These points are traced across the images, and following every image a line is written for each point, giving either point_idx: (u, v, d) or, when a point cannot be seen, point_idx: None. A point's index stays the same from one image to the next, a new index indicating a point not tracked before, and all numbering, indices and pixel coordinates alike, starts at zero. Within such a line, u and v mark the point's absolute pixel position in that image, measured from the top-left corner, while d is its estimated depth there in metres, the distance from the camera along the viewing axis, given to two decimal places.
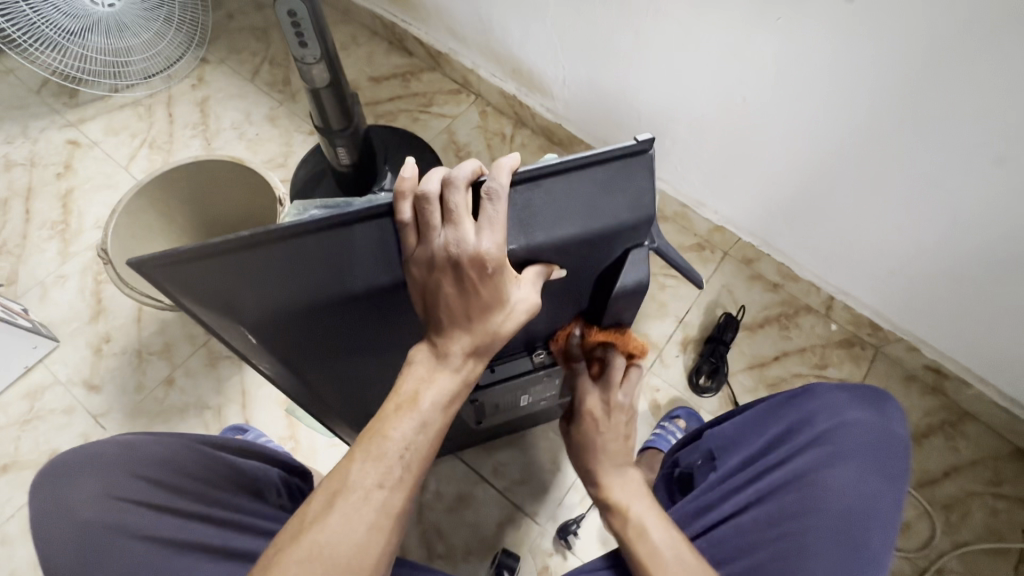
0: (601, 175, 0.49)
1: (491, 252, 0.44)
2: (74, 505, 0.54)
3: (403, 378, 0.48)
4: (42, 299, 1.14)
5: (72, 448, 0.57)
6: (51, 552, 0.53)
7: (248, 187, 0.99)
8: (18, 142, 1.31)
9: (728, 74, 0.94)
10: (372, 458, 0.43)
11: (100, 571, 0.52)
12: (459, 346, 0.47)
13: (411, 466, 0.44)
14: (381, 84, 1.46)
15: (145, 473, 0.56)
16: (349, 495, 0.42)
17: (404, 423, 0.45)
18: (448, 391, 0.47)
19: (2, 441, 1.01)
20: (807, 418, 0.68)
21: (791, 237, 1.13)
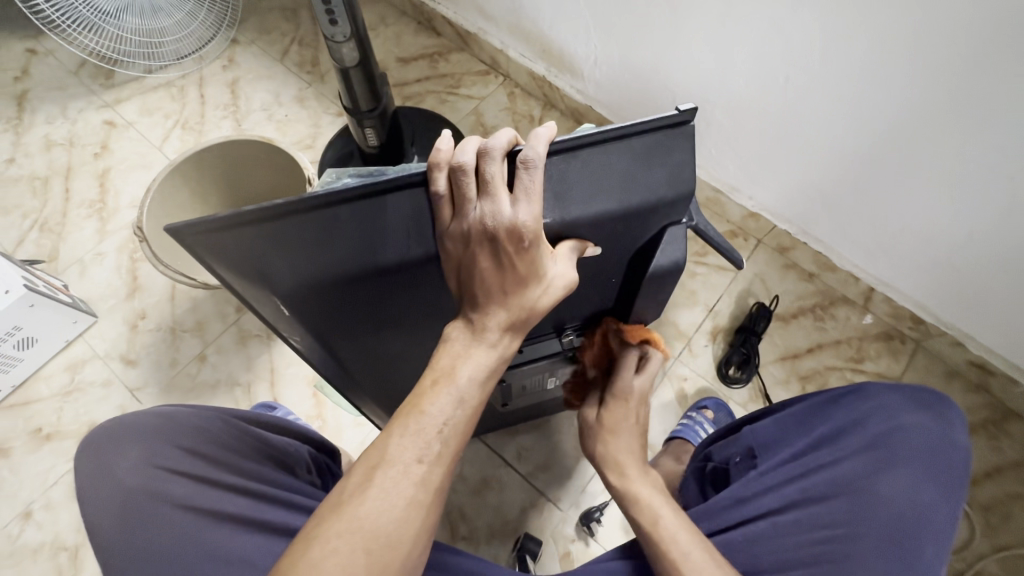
0: (640, 147, 0.46)
1: (528, 226, 0.43)
2: (119, 472, 0.56)
3: (439, 355, 0.47)
4: (81, 275, 1.17)
5: (119, 417, 0.60)
6: (95, 516, 0.55)
7: (278, 169, 1.00)
8: (58, 122, 1.34)
9: (770, 52, 0.89)
10: (411, 432, 0.43)
11: (140, 536, 0.54)
12: (494, 322, 0.46)
13: (450, 441, 0.43)
14: (409, 65, 1.45)
15: (182, 443, 0.58)
16: (389, 469, 0.41)
17: (442, 399, 0.44)
18: (485, 366, 0.46)
19: (44, 412, 1.05)
20: (857, 419, 0.66)
21: (831, 225, 1.09)
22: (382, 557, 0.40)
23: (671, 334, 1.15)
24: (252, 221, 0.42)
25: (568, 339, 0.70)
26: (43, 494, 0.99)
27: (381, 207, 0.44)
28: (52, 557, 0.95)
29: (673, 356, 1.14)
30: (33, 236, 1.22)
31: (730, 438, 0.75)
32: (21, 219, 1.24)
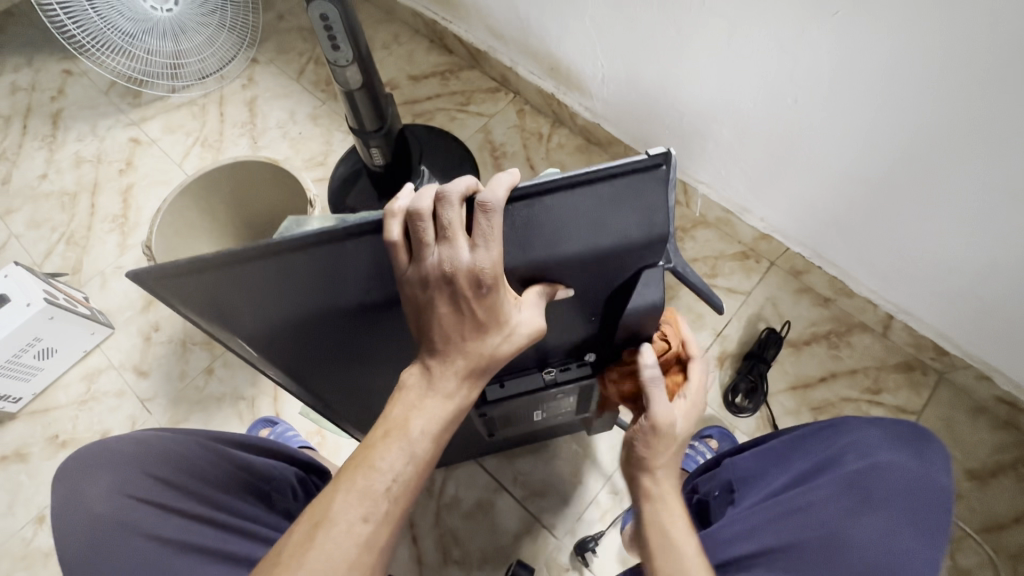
0: (609, 191, 0.45)
1: (488, 270, 0.43)
2: (92, 499, 0.58)
3: (393, 403, 0.47)
4: (102, 287, 1.22)
5: (96, 444, 0.62)
6: (66, 542, 0.57)
7: (283, 189, 1.02)
8: (88, 140, 1.41)
9: (778, 74, 0.87)
10: (356, 490, 0.43)
11: (107, 565, 0.56)
12: (451, 371, 0.47)
13: (398, 499, 0.44)
14: (420, 83, 1.47)
15: (155, 472, 0.60)
16: (331, 527, 0.42)
17: (393, 453, 0.45)
18: (439, 419, 0.47)
19: (62, 419, 1.10)
20: (834, 456, 0.63)
21: (845, 249, 1.04)
22: None
23: None
24: (212, 265, 0.43)
25: (551, 373, 0.69)
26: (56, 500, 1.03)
27: (340, 251, 0.44)
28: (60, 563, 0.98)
29: None
30: (60, 249, 1.27)
31: (711, 471, 0.74)
32: (50, 232, 1.30)
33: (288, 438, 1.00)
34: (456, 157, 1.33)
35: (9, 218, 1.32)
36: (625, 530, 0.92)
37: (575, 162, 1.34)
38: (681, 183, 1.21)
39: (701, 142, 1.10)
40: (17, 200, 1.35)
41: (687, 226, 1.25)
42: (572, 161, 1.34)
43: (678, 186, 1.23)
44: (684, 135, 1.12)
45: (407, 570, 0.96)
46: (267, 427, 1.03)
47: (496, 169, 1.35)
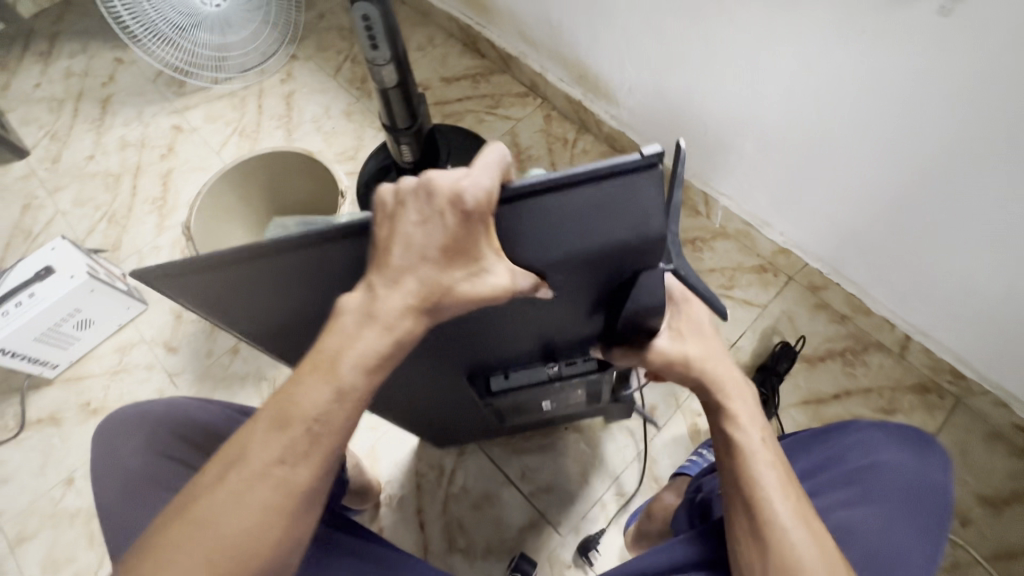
0: (598, 194, 0.46)
1: (475, 183, 0.44)
2: (125, 455, 0.64)
3: (327, 337, 0.46)
4: (139, 265, 1.28)
5: (133, 407, 0.68)
6: (101, 492, 0.63)
7: (313, 179, 1.06)
8: (134, 125, 1.48)
9: (803, 90, 0.88)
10: (275, 431, 0.45)
11: (132, 514, 0.60)
12: (401, 306, 0.45)
13: (317, 439, 0.46)
14: (452, 85, 1.51)
15: (180, 432, 0.65)
16: (248, 465, 0.45)
17: (315, 394, 0.45)
18: (362, 367, 0.46)
19: (94, 387, 1.15)
20: (839, 455, 0.67)
21: (864, 267, 1.05)
22: (234, 556, 0.44)
23: None
24: (198, 267, 0.47)
25: (556, 368, 0.72)
26: (84, 464, 1.07)
27: (321, 253, 0.48)
28: (85, 524, 1.02)
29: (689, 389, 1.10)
30: (102, 227, 1.34)
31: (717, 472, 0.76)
32: (93, 211, 1.37)
33: None
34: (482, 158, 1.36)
35: (56, 195, 1.39)
36: (628, 531, 0.95)
37: None
38: (702, 194, 1.23)
39: (724, 155, 1.11)
40: (65, 179, 1.42)
41: (706, 237, 1.26)
42: None
43: (699, 196, 1.24)
44: (707, 146, 1.13)
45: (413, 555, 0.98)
46: None
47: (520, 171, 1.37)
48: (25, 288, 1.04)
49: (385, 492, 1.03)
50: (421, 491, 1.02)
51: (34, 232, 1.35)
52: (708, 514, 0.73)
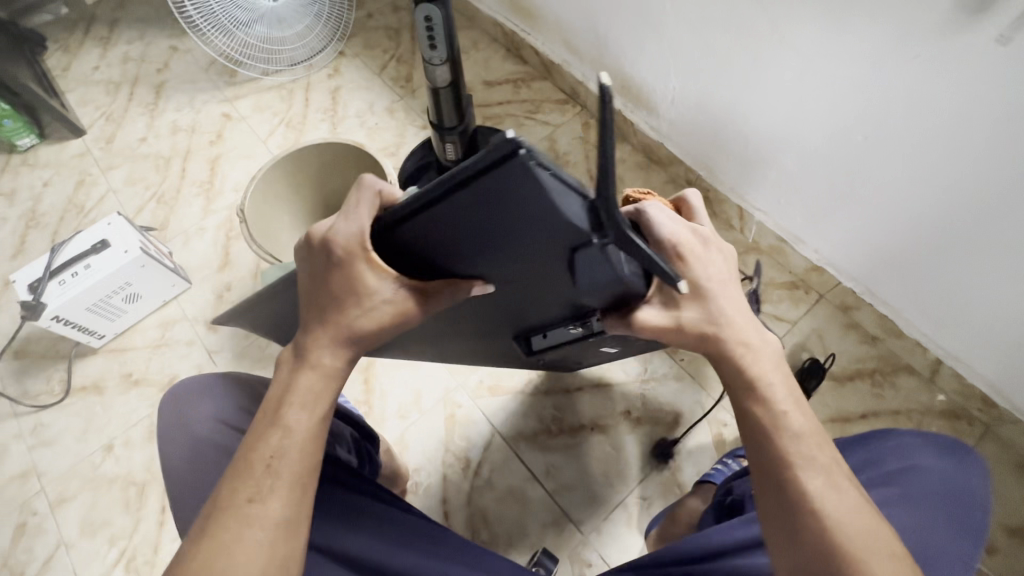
0: (477, 194, 0.45)
1: (338, 240, 0.53)
2: (193, 426, 0.67)
3: (270, 392, 0.56)
4: (184, 245, 1.32)
5: (193, 379, 0.72)
6: (167, 459, 0.67)
7: (363, 171, 1.11)
8: (185, 111, 1.54)
9: (851, 110, 0.90)
10: (239, 477, 0.52)
11: (202, 479, 0.64)
12: (326, 352, 0.56)
13: (278, 470, 0.52)
14: (493, 88, 1.54)
15: (242, 405, 0.69)
16: (222, 518, 0.50)
17: (272, 437, 0.54)
18: (302, 405, 0.55)
19: (136, 359, 1.19)
20: (876, 460, 0.69)
21: (898, 288, 1.05)
22: None
23: None
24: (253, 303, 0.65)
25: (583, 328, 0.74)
26: (124, 432, 1.11)
27: None
28: (122, 490, 1.06)
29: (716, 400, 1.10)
30: (151, 206, 1.39)
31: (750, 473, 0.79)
32: (143, 190, 1.42)
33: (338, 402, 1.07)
34: None
35: (109, 173, 1.45)
36: (649, 534, 0.96)
37: (634, 177, 1.38)
38: (737, 208, 1.24)
39: (762, 170, 1.13)
40: (118, 158, 1.47)
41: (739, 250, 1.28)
42: (630, 176, 1.38)
43: (734, 210, 1.25)
44: (745, 161, 1.15)
45: None
46: None
47: None
48: (81, 259, 1.08)
49: (412, 479, 1.05)
50: (447, 482, 1.05)
51: (86, 207, 1.40)
52: (738, 514, 0.75)
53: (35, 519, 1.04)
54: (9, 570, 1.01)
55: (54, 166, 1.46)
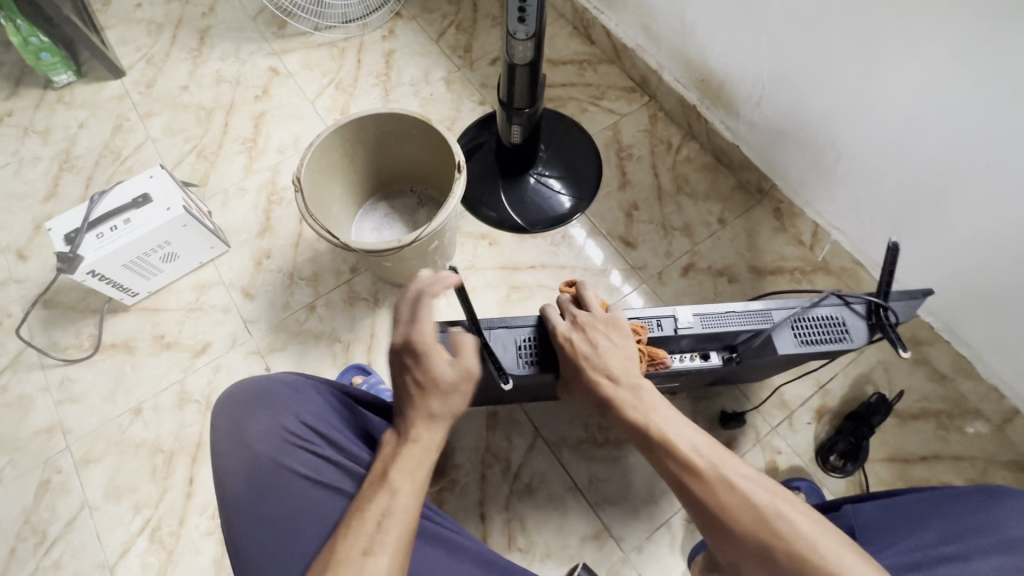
0: None
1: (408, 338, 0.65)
2: (249, 434, 0.68)
3: (377, 460, 0.62)
4: (223, 205, 1.26)
5: (256, 385, 0.73)
6: (228, 469, 0.67)
7: (428, 145, 1.05)
8: (231, 61, 1.45)
9: (975, 136, 0.81)
10: (355, 530, 0.55)
11: (263, 493, 0.65)
12: (425, 428, 0.62)
13: (389, 528, 0.55)
14: (557, 68, 1.44)
15: (302, 417, 0.69)
16: (339, 567, 0.53)
17: (380, 499, 0.57)
18: (410, 461, 0.60)
19: (170, 321, 1.14)
20: (993, 519, 0.57)
21: (985, 330, 0.98)
22: None
23: (773, 403, 1.08)
24: None
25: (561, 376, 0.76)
26: (154, 395, 1.07)
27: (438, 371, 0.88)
28: (150, 457, 1.02)
29: (771, 425, 1.07)
30: (191, 159, 1.32)
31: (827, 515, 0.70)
32: (183, 142, 1.35)
33: (379, 390, 1.02)
34: (580, 150, 1.32)
35: (148, 120, 1.38)
36: (694, 562, 0.90)
37: (700, 178, 1.30)
38: (812, 224, 1.17)
39: (849, 189, 1.04)
40: (158, 105, 1.40)
41: (806, 269, 1.21)
42: (697, 177, 1.30)
43: (807, 227, 1.18)
44: (833, 177, 1.06)
45: None
46: (360, 374, 1.06)
47: (618, 169, 1.32)
48: (121, 213, 1.03)
49: (449, 476, 1.01)
50: (486, 484, 1.01)
51: (123, 154, 1.34)
52: None
53: (59, 477, 1.01)
54: (31, 528, 0.98)
55: (90, 107, 1.39)
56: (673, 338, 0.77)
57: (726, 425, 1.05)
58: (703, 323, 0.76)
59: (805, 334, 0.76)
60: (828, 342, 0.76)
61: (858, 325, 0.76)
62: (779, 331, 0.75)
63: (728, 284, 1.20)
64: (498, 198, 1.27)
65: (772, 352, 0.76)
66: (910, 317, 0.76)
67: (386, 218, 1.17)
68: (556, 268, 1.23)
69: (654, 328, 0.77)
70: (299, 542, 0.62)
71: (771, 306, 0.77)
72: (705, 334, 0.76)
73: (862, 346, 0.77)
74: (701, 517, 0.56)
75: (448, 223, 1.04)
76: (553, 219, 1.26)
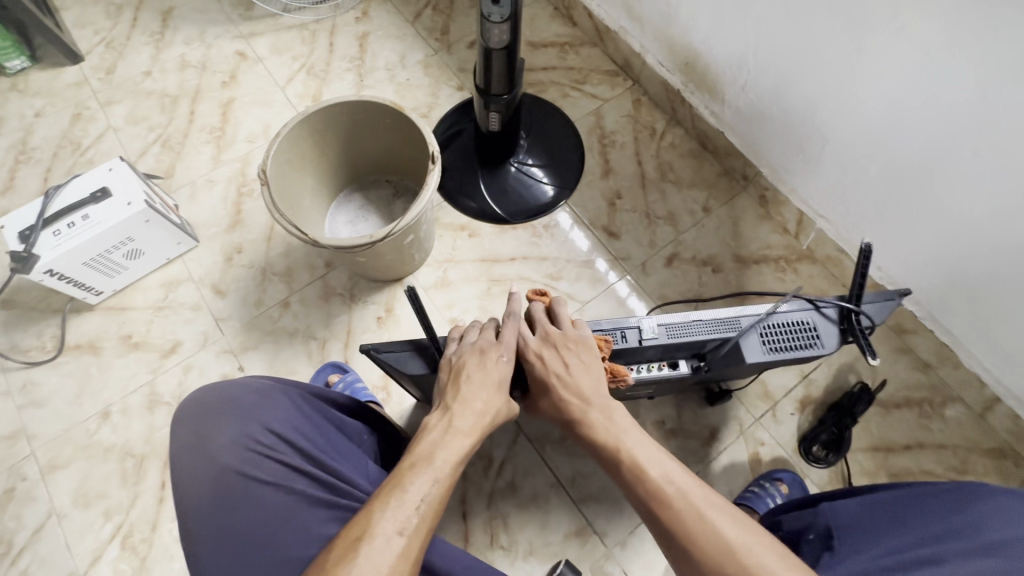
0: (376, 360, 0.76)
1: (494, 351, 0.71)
2: (213, 443, 0.64)
3: (419, 444, 0.62)
4: (191, 198, 1.21)
5: (219, 391, 0.68)
6: (189, 481, 0.63)
7: (402, 134, 1.01)
8: (195, 45, 1.38)
9: (962, 121, 0.78)
10: (393, 507, 0.55)
11: (228, 507, 0.62)
12: (466, 419, 0.64)
13: (425, 514, 0.55)
14: (538, 51, 1.40)
15: (270, 425, 0.65)
16: (372, 541, 0.52)
17: (420, 479, 0.57)
18: (457, 453, 0.61)
19: (137, 321, 1.10)
20: (972, 522, 0.59)
21: (968, 318, 0.97)
22: None
23: (757, 394, 1.08)
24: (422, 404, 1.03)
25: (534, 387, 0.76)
26: (122, 398, 1.04)
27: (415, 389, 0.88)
28: (119, 462, 0.99)
29: (754, 417, 1.06)
30: (155, 150, 1.26)
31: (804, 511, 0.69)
32: (147, 132, 1.29)
33: (355, 390, 0.99)
34: (561, 137, 1.28)
35: (109, 108, 1.31)
36: None
37: (684, 165, 1.27)
38: (797, 212, 1.15)
39: (835, 177, 1.01)
40: (119, 93, 1.33)
41: (790, 257, 1.19)
42: (681, 164, 1.27)
43: (793, 214, 1.16)
44: (819, 164, 1.03)
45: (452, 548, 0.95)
46: (336, 373, 1.03)
47: (601, 157, 1.28)
48: (79, 209, 0.97)
49: None
50: (467, 481, 0.99)
51: (83, 145, 1.27)
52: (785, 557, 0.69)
53: (24, 485, 0.98)
54: None
55: (46, 95, 1.32)
56: (639, 349, 0.75)
57: (712, 403, 1.05)
58: (668, 333, 0.75)
59: (774, 342, 0.74)
60: (797, 348, 0.74)
61: (830, 330, 0.75)
62: (747, 338, 0.74)
63: (713, 274, 1.18)
64: (478, 187, 1.23)
65: (740, 361, 0.74)
66: (885, 318, 0.75)
67: (360, 211, 1.13)
68: (537, 260, 1.20)
69: (619, 339, 0.75)
70: (266, 556, 0.59)
71: (737, 313, 0.76)
72: (671, 344, 0.75)
73: (833, 352, 0.75)
74: (672, 547, 0.57)
75: (424, 216, 1.00)
76: (534, 210, 1.23)
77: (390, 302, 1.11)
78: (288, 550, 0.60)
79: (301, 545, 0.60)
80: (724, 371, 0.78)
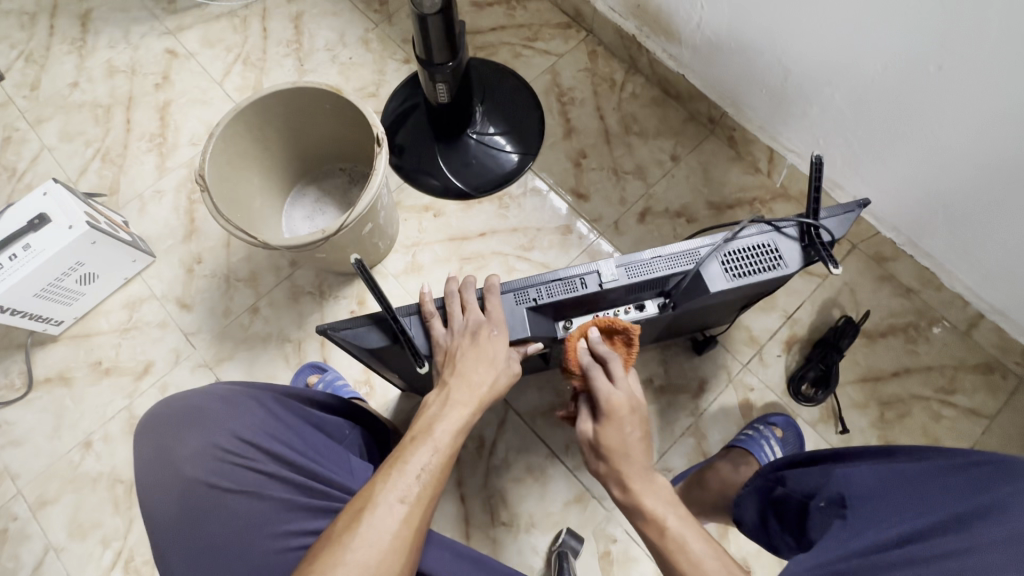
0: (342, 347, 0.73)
1: (484, 329, 0.69)
2: (177, 458, 0.61)
3: (419, 417, 0.64)
4: (140, 212, 1.16)
5: (180, 403, 0.65)
6: (154, 499, 0.61)
7: (346, 119, 0.96)
8: (120, 47, 1.30)
9: (925, 35, 0.73)
10: (395, 477, 0.55)
11: (199, 522, 0.59)
12: (461, 391, 0.65)
13: (426, 483, 0.56)
14: (484, 11, 1.32)
15: (239, 431, 0.63)
16: (375, 509, 0.52)
17: (420, 451, 0.58)
18: (456, 423, 0.62)
19: (105, 346, 1.07)
20: (1001, 502, 0.49)
21: (943, 239, 0.96)
22: None
23: (743, 340, 1.07)
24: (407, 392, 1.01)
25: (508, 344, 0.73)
26: (101, 426, 1.01)
27: (384, 367, 0.85)
28: (109, 489, 0.98)
29: (741, 363, 1.06)
30: (95, 166, 1.20)
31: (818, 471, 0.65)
32: (84, 147, 1.22)
33: (336, 387, 0.96)
34: (517, 100, 1.22)
35: (40, 127, 1.24)
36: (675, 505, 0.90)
37: (648, 114, 1.22)
38: (767, 150, 1.12)
39: (804, 106, 0.97)
40: (48, 109, 1.25)
41: (765, 197, 1.16)
42: (645, 114, 1.22)
43: (763, 152, 1.13)
44: (785, 97, 0.98)
45: (455, 530, 0.96)
46: (315, 373, 1.01)
47: (561, 116, 1.23)
48: (19, 238, 0.92)
49: None
50: (461, 463, 0.99)
51: (19, 169, 1.21)
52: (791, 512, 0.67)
53: (16, 525, 0.97)
54: None
55: None
56: (601, 293, 0.72)
57: (700, 351, 1.05)
58: (628, 273, 0.72)
59: (736, 269, 0.72)
60: (759, 272, 0.72)
61: (791, 249, 0.73)
62: (708, 268, 0.72)
63: (687, 224, 1.16)
64: (437, 163, 1.17)
65: (703, 291, 0.72)
66: (845, 232, 0.73)
67: (317, 204, 1.08)
68: (507, 232, 1.16)
69: (579, 286, 0.71)
70: (246, 566, 0.58)
71: (695, 244, 0.74)
72: (632, 284, 0.71)
73: (798, 270, 0.73)
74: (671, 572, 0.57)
75: (381, 202, 0.95)
76: (498, 180, 1.18)
77: (361, 294, 1.08)
78: (268, 558, 0.58)
79: (280, 552, 0.58)
80: (691, 305, 0.75)
